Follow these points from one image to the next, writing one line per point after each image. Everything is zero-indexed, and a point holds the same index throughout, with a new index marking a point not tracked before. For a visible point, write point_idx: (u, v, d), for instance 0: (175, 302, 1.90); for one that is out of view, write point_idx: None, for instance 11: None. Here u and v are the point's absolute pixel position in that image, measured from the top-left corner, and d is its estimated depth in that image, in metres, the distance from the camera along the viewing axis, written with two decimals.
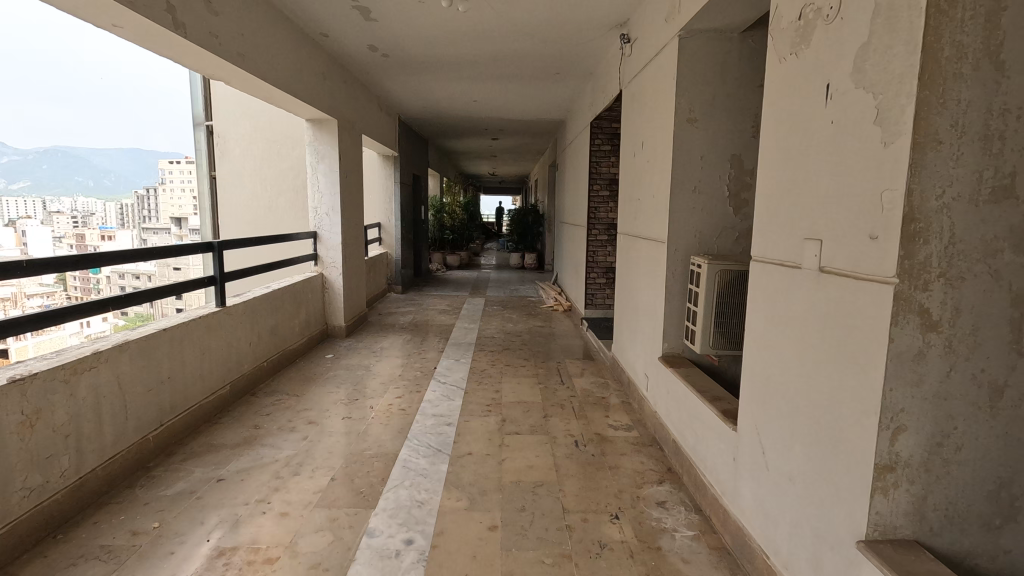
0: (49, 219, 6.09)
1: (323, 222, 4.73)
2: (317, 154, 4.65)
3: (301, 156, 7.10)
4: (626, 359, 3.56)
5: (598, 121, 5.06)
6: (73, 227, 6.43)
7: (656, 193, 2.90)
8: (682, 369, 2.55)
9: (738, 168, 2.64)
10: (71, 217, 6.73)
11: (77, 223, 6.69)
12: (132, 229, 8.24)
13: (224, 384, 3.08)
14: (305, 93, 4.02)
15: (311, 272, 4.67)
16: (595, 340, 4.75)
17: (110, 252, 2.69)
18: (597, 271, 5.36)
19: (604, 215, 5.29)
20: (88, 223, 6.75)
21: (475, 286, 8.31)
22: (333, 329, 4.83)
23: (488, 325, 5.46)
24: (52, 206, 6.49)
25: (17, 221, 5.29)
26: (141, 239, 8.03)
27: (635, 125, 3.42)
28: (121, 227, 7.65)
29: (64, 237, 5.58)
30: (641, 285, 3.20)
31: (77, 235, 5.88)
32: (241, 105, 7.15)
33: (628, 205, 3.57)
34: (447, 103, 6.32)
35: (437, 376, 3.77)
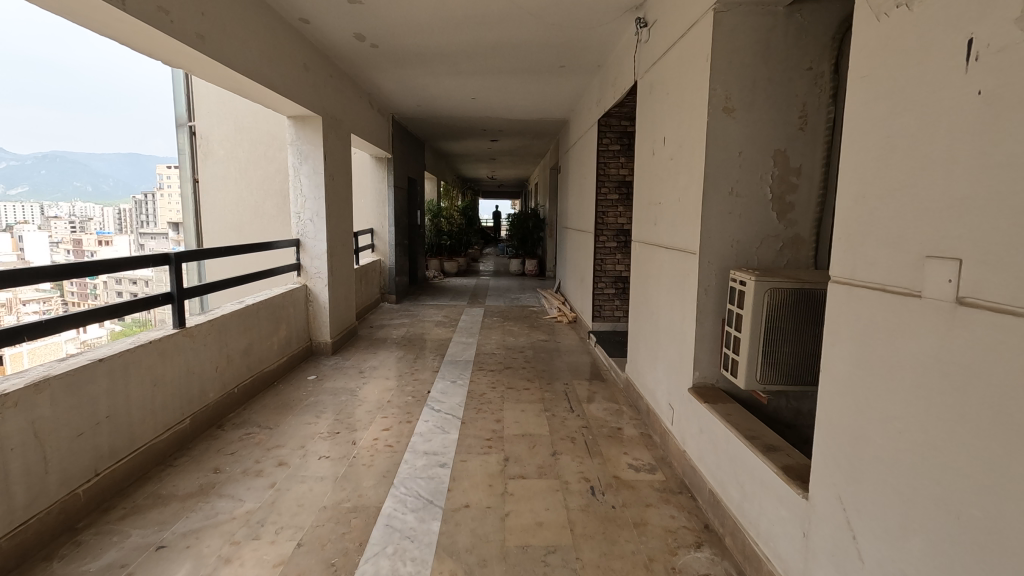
0: (50, 223, 5.83)
1: (307, 229, 4.32)
2: (300, 154, 4.25)
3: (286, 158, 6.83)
4: (644, 384, 3.15)
5: (606, 119, 4.66)
6: (75, 232, 6.16)
7: (683, 196, 2.51)
8: (719, 406, 2.15)
9: (783, 167, 2.24)
10: (71, 222, 6.46)
11: (76, 228, 6.38)
12: (132, 234, 7.93)
13: (183, 417, 2.66)
14: (284, 86, 3.63)
15: (294, 284, 4.27)
16: (604, 358, 4.34)
17: (101, 260, 2.36)
18: (605, 281, 4.96)
19: (612, 221, 4.89)
20: (87, 228, 6.44)
21: (474, 295, 7.87)
22: (317, 345, 4.42)
23: (487, 340, 5.04)
24: (51, 211, 6.20)
25: (15, 225, 5.03)
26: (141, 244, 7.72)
27: (654, 120, 3.03)
28: (118, 232, 7.36)
29: (61, 243, 5.30)
30: (663, 302, 2.79)
31: (78, 242, 5.61)
32: (224, 105, 6.83)
33: (645, 211, 3.17)
34: (443, 100, 5.93)
35: (430, 402, 3.35)
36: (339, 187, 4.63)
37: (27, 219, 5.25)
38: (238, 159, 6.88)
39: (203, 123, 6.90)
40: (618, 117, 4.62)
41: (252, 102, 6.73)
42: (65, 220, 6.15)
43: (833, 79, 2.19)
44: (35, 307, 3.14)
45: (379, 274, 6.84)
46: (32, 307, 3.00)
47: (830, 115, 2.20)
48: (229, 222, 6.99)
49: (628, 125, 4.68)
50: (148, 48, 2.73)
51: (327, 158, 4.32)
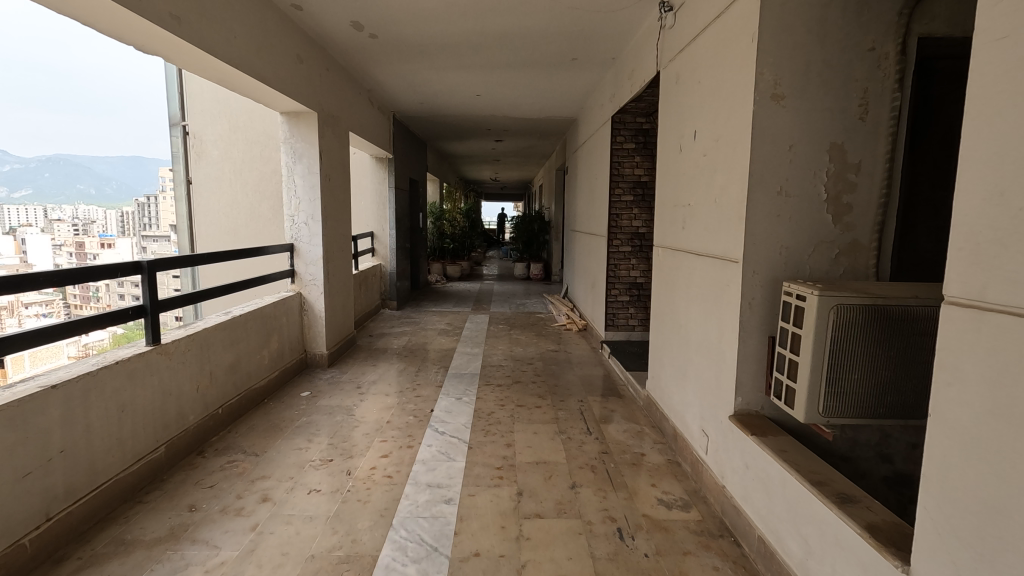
0: (51, 226, 5.53)
1: (301, 233, 4.03)
2: (294, 153, 3.97)
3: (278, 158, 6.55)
4: (670, 404, 2.84)
5: (620, 115, 4.41)
6: (76, 234, 5.86)
7: (720, 196, 2.22)
8: (770, 440, 1.85)
9: (840, 162, 1.95)
10: (75, 224, 6.16)
11: (79, 230, 6.05)
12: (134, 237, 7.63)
13: (158, 445, 2.38)
14: (274, 78, 3.36)
15: (287, 291, 3.98)
16: (620, 371, 4.05)
17: (69, 270, 2.07)
18: (619, 288, 4.67)
19: (627, 224, 4.59)
20: (90, 231, 6.13)
21: (478, 301, 7.58)
22: (312, 357, 4.13)
23: (493, 350, 4.75)
24: (53, 214, 5.88)
25: (17, 228, 4.78)
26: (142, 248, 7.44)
27: (681, 113, 2.74)
28: (121, 234, 7.16)
29: (62, 246, 5.08)
30: (693, 316, 2.50)
31: (80, 245, 5.34)
32: (218, 103, 6.57)
33: (670, 213, 2.87)
34: (447, 97, 5.66)
35: (434, 423, 3.06)
36: (336, 188, 4.35)
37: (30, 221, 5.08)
38: (234, 159, 6.62)
39: (196, 122, 6.62)
40: (633, 114, 4.37)
41: (246, 98, 6.50)
42: (69, 222, 5.95)
43: (899, 61, 1.89)
44: (36, 306, 2.91)
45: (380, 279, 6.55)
46: (32, 307, 2.76)
47: (895, 103, 1.91)
48: (228, 225, 6.71)
49: (643, 122, 4.43)
50: (120, 31, 2.46)
51: (323, 157, 4.04)
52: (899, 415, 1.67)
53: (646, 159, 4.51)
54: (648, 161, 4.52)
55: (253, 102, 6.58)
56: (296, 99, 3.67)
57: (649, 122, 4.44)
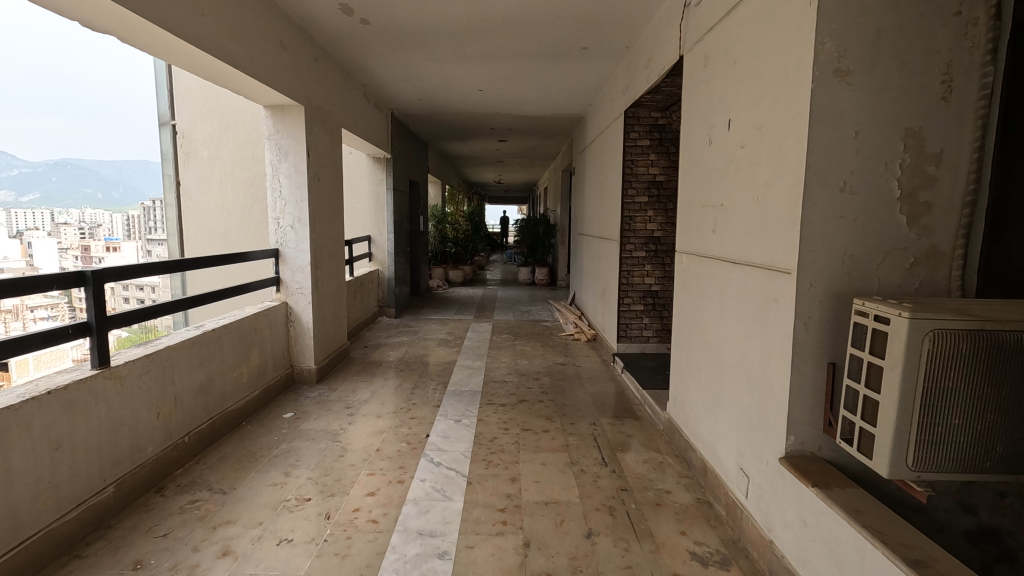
0: (58, 230, 5.34)
1: (287, 238, 3.70)
2: (279, 150, 3.64)
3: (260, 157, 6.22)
4: (698, 434, 2.49)
5: (633, 109, 4.07)
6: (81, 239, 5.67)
7: (764, 193, 1.87)
8: (838, 494, 1.50)
9: (917, 151, 1.60)
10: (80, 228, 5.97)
11: (84, 235, 5.84)
12: (138, 240, 7.42)
13: (105, 485, 2.05)
14: (251, 66, 3.05)
15: (272, 301, 3.66)
16: (635, 389, 3.69)
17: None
18: (632, 297, 4.31)
19: (641, 227, 4.25)
20: (95, 234, 5.95)
21: (481, 308, 7.23)
22: (299, 373, 3.79)
23: (497, 363, 4.40)
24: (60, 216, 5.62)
25: (25, 232, 4.73)
26: (145, 252, 7.21)
27: (710, 100, 2.40)
28: (126, 238, 6.93)
29: (69, 249, 4.94)
30: (728, 333, 2.15)
31: (88, 249, 5.19)
32: (208, 100, 6.25)
33: (697, 215, 2.52)
34: (447, 93, 5.33)
35: (429, 452, 2.72)
36: (327, 189, 4.03)
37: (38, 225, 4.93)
38: (226, 160, 6.30)
39: (186, 120, 6.31)
40: (647, 108, 4.04)
41: (240, 96, 6.21)
42: (76, 224, 5.79)
43: (991, 27, 1.54)
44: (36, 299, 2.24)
45: (377, 285, 6.22)
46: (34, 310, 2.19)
47: (986, 79, 1.56)
48: (220, 229, 6.41)
49: (658, 117, 4.10)
50: (68, 6, 2.15)
51: (311, 154, 3.72)
52: (1008, 469, 1.32)
53: (662, 157, 4.18)
54: (664, 159, 4.19)
55: (243, 98, 6.24)
56: (279, 91, 3.36)
57: (665, 116, 4.11)
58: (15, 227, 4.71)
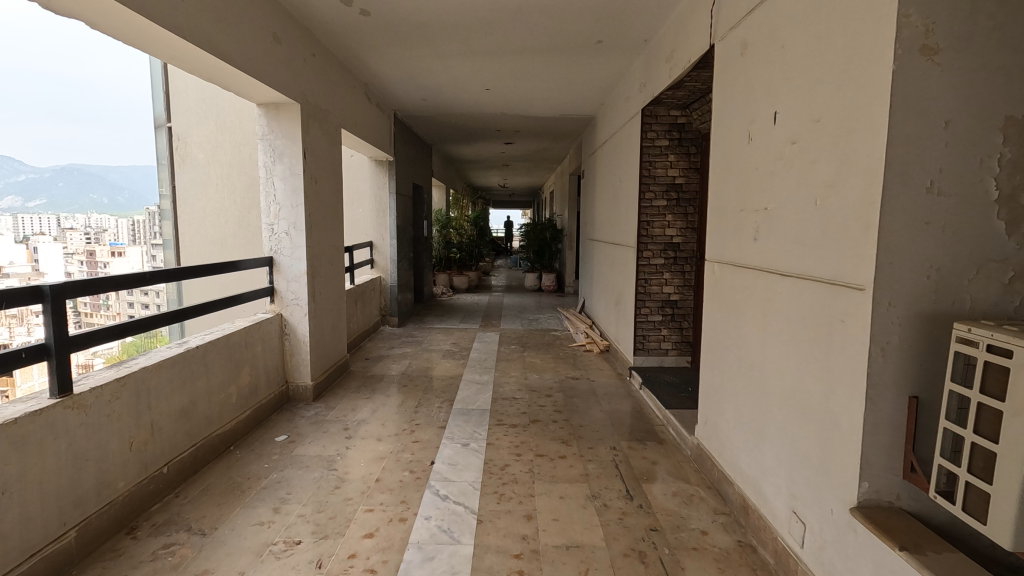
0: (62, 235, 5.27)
1: (281, 245, 3.45)
2: (272, 150, 3.39)
3: (253, 159, 5.97)
4: (737, 466, 2.22)
5: (651, 107, 3.84)
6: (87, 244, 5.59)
7: (823, 196, 1.61)
8: (935, 562, 1.23)
9: (1019, 143, 1.34)
10: (86, 232, 5.89)
11: (90, 240, 5.77)
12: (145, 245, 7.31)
13: (65, 530, 1.80)
14: (240, 58, 2.80)
15: (265, 313, 3.41)
16: (656, 407, 3.42)
17: None
18: (650, 307, 4.05)
19: (659, 233, 3.99)
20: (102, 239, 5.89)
21: (487, 316, 6.96)
22: (295, 390, 3.54)
23: (505, 378, 4.14)
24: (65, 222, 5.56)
25: (30, 235, 4.58)
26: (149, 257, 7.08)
27: (749, 92, 2.14)
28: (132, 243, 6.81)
29: (73, 254, 4.82)
30: (777, 356, 1.88)
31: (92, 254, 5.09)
32: (203, 101, 6.01)
33: (734, 221, 2.26)
34: (453, 92, 5.09)
35: (434, 483, 2.45)
36: (325, 193, 3.78)
37: (43, 229, 4.79)
38: (222, 163, 6.07)
39: (182, 122, 6.08)
40: (666, 106, 3.80)
41: (238, 96, 5.98)
42: (80, 230, 5.63)
43: None
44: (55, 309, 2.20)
45: (379, 293, 5.97)
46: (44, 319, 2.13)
47: None
48: (216, 235, 6.18)
49: (677, 115, 3.87)
50: None
51: (307, 155, 3.48)
52: None
53: (681, 158, 3.94)
54: (684, 160, 3.94)
55: (240, 99, 6.01)
56: (273, 87, 3.11)
57: (684, 115, 3.88)
58: (18, 231, 4.55)
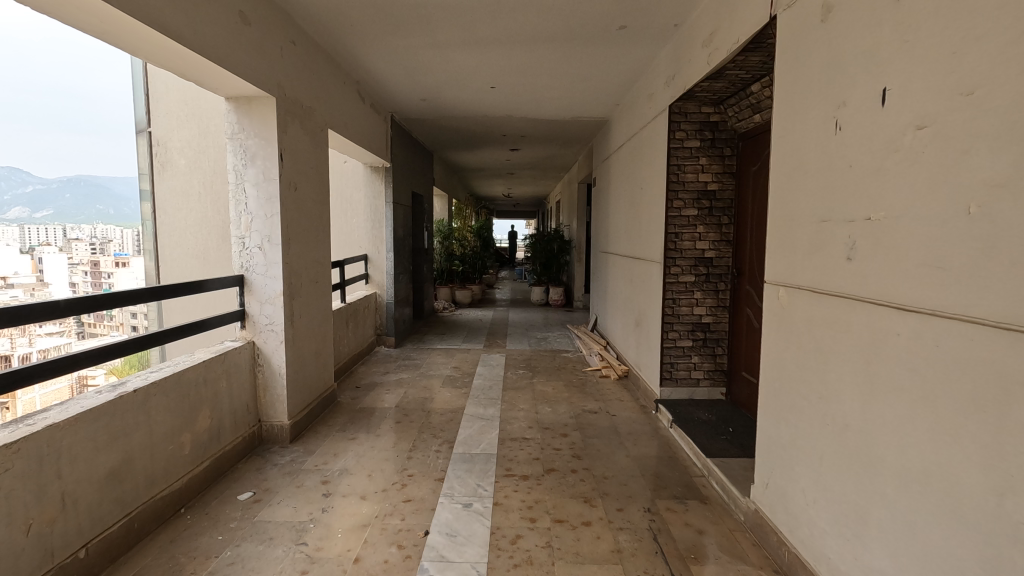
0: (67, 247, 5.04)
1: (254, 262, 2.96)
2: (243, 151, 2.92)
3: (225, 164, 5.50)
4: (822, 554, 1.69)
5: (681, 103, 3.37)
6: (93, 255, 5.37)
7: (991, 201, 1.10)
8: None
9: None
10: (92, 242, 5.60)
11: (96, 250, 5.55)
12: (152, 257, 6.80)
13: None
14: (200, 39, 2.34)
15: (233, 341, 2.91)
16: (692, 453, 2.90)
17: None
18: (678, 331, 3.54)
19: (689, 246, 3.49)
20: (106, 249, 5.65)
21: (492, 334, 6.43)
22: (268, 430, 3.02)
23: (513, 412, 3.62)
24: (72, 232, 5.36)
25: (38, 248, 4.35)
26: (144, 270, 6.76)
27: (835, 67, 1.64)
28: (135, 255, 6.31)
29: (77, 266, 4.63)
30: (900, 421, 1.36)
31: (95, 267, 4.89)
32: (184, 103, 5.59)
33: (814, 233, 1.76)
34: (455, 90, 4.62)
35: (427, 566, 1.93)
36: (307, 201, 3.30)
37: (46, 239, 4.62)
38: (204, 171, 5.64)
39: (162, 128, 5.64)
40: (698, 101, 3.34)
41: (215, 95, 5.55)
42: (86, 240, 5.47)
43: None
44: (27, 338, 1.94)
45: (374, 311, 5.48)
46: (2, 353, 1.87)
47: None
48: (200, 249, 5.74)
49: (710, 113, 3.41)
50: None
51: (285, 157, 3.00)
52: None
53: (714, 161, 3.46)
54: (717, 163, 3.47)
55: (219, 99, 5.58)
56: (242, 75, 2.65)
57: (718, 112, 3.42)
58: (24, 242, 4.36)
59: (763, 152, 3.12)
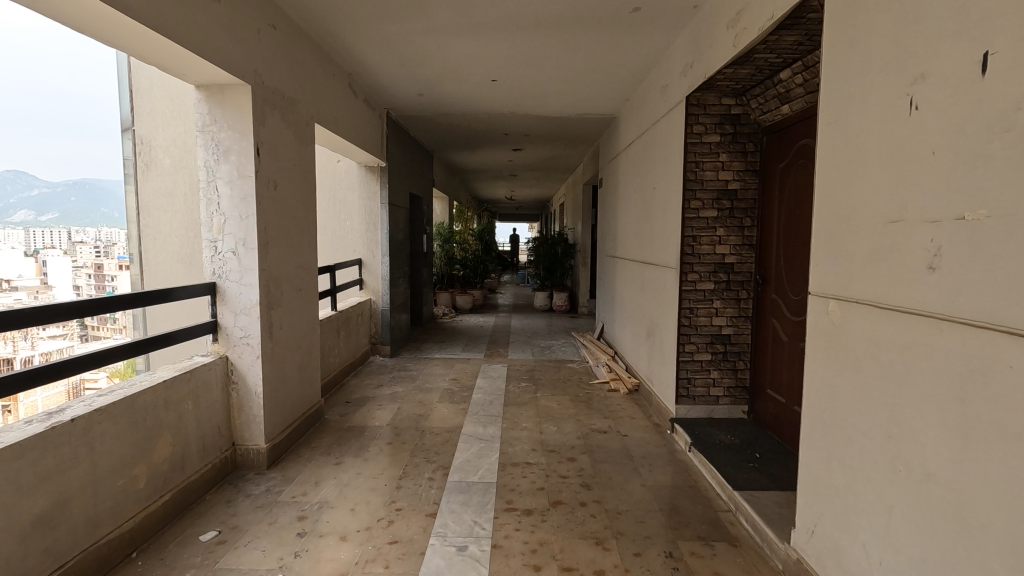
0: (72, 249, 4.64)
1: (227, 268, 2.67)
2: (216, 144, 2.62)
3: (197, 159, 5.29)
4: None
5: (699, 94, 3.08)
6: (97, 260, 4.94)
7: None
8: None
9: None
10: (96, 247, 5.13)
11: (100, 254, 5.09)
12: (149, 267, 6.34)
13: None
14: (161, 15, 2.05)
15: (203, 356, 2.61)
16: (715, 482, 2.59)
17: None
18: (696, 342, 3.24)
19: (708, 250, 3.19)
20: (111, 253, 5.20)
21: (492, 343, 6.11)
22: (243, 455, 2.72)
23: (516, 432, 3.32)
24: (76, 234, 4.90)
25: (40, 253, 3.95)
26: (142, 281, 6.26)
27: (909, 34, 1.34)
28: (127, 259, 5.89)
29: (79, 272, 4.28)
30: (1017, 480, 1.05)
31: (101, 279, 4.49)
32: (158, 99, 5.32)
33: (879, 237, 1.45)
34: (455, 84, 4.34)
35: None
36: (289, 201, 3.01)
37: (51, 242, 4.32)
38: (189, 170, 5.40)
39: (145, 125, 5.35)
40: (719, 92, 3.05)
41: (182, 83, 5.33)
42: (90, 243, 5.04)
43: None
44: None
45: (368, 319, 5.18)
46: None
47: None
48: (184, 251, 5.48)
49: (731, 104, 3.12)
50: None
51: (263, 152, 2.72)
52: None
53: (735, 157, 3.16)
54: (739, 160, 3.17)
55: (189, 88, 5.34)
56: (213, 58, 2.36)
57: (740, 104, 3.13)
58: (28, 244, 3.98)
59: (790, 147, 2.83)
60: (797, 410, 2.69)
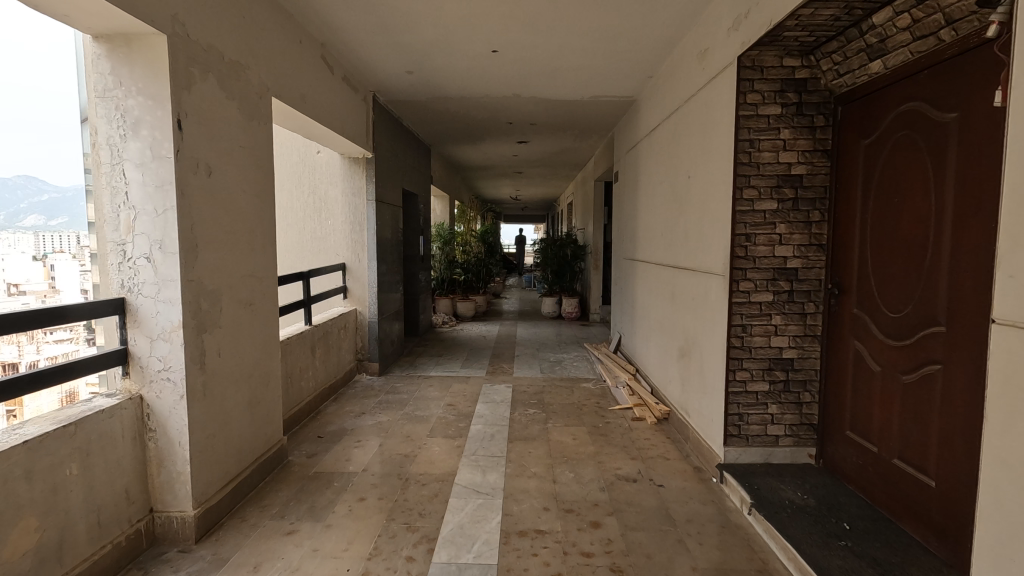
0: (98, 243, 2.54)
1: (139, 280, 2.02)
2: (123, 114, 1.96)
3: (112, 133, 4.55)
4: None
5: (756, 52, 2.41)
6: None
7: None
8: None
9: None
10: None
11: None
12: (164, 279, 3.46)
13: None
14: None
15: (105, 397, 1.95)
16: (795, 567, 1.90)
17: None
18: (750, 368, 2.57)
19: (766, 250, 2.52)
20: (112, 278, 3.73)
21: (495, 356, 5.44)
22: (164, 525, 2.07)
23: (522, 481, 2.64)
24: None
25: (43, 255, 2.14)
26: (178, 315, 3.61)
27: None
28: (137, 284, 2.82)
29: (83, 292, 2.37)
30: None
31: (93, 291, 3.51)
32: None
33: None
34: (449, 57, 3.68)
35: None
36: (232, 193, 2.36)
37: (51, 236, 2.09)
38: None
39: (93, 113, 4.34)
40: (781, 49, 2.39)
41: None
42: None
43: None
44: None
45: (353, 333, 4.52)
46: None
47: None
48: None
49: (795, 66, 2.45)
50: None
51: (189, 127, 2.07)
52: None
53: (801, 133, 2.49)
54: (805, 137, 2.49)
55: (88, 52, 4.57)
56: None
57: (806, 65, 2.47)
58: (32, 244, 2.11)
59: (881, 116, 2.16)
60: (899, 464, 2.02)
